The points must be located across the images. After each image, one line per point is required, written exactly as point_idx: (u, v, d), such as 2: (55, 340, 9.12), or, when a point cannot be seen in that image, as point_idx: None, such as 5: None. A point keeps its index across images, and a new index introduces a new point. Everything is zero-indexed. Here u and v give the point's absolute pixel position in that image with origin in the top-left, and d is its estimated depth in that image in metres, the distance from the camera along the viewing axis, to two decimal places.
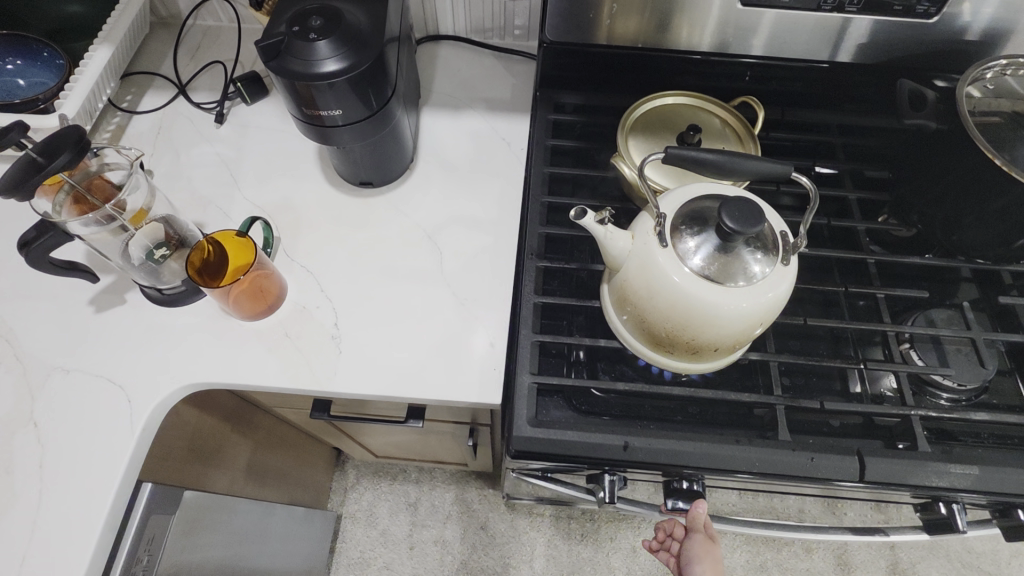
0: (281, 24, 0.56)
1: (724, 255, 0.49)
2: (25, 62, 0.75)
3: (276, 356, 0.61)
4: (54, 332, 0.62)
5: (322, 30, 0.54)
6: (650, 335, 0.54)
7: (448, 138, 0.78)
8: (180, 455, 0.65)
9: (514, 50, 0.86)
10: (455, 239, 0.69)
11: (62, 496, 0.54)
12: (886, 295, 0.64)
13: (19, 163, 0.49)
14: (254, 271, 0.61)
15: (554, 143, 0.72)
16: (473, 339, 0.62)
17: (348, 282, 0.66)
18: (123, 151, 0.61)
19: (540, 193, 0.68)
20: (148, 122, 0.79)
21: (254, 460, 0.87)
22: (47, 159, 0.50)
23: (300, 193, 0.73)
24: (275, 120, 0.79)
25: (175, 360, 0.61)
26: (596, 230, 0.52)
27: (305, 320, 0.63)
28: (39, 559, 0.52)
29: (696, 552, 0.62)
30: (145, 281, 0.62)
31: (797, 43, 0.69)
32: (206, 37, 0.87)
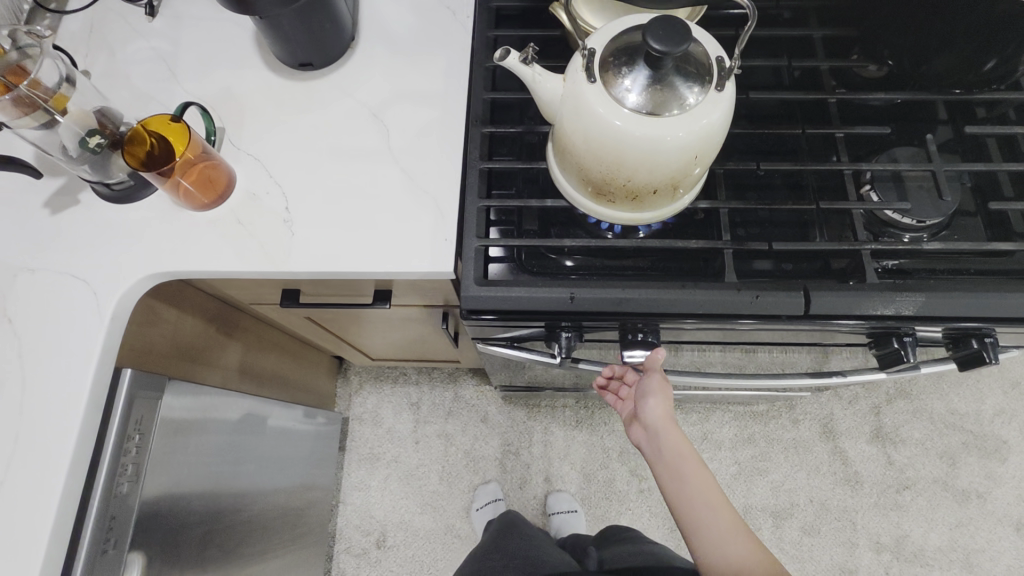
0: None
1: (658, 85, 0.46)
2: None
3: (232, 242, 0.62)
4: (16, 236, 0.63)
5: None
6: (591, 186, 0.53)
7: (389, 12, 0.74)
8: (159, 348, 0.68)
9: None
10: (402, 115, 0.67)
11: (46, 382, 0.58)
12: (846, 134, 0.61)
13: None
14: (197, 158, 0.61)
15: (497, 5, 0.67)
16: (424, 212, 0.62)
17: (296, 165, 0.65)
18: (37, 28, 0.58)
19: (483, 57, 0.65)
20: (79, 22, 0.75)
21: (246, 360, 0.91)
22: None
23: (241, 81, 0.70)
24: (207, 7, 0.75)
25: (133, 253, 0.62)
26: (524, 75, 0.50)
27: (256, 206, 0.64)
28: (32, 436, 0.56)
29: (651, 387, 0.64)
30: (92, 177, 0.62)
31: None
32: None
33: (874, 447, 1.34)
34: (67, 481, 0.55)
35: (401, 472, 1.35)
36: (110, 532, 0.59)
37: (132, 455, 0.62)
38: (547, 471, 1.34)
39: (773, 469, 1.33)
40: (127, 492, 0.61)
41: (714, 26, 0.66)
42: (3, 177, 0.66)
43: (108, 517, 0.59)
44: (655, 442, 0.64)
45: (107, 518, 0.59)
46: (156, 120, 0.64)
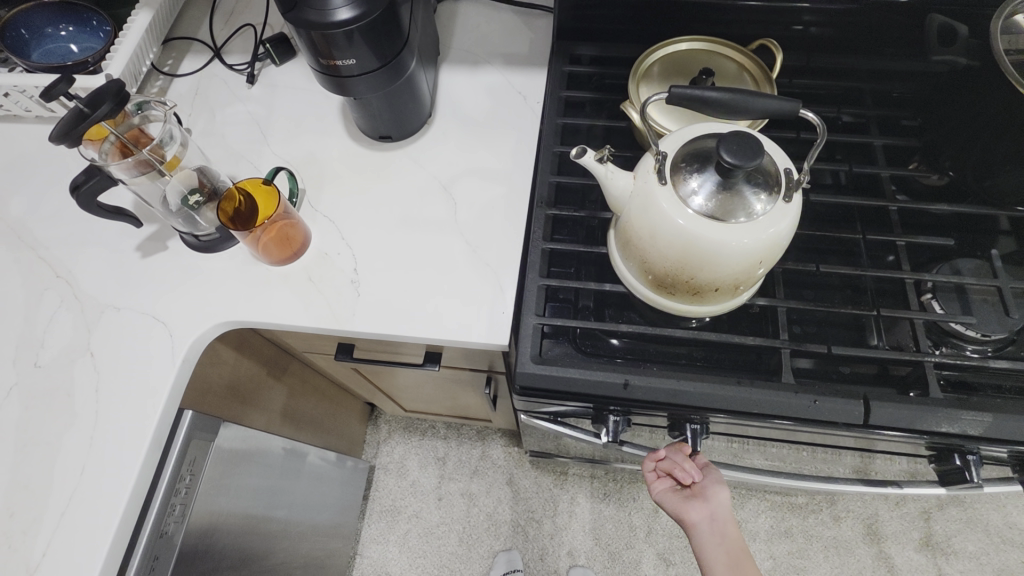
0: None
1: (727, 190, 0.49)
2: (76, 29, 0.78)
3: (300, 298, 0.66)
4: (109, 276, 0.68)
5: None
6: (652, 276, 0.55)
7: (466, 92, 0.79)
8: (217, 390, 0.71)
9: (534, 5, 0.85)
10: (470, 189, 0.71)
11: (116, 418, 0.61)
12: (907, 243, 0.62)
13: (70, 113, 0.55)
14: (280, 219, 0.65)
15: (568, 94, 0.71)
16: (484, 284, 0.65)
17: (368, 229, 0.70)
18: (159, 101, 0.65)
19: (552, 142, 0.68)
20: (187, 85, 0.83)
21: (289, 405, 0.93)
22: (92, 110, 0.55)
23: (324, 148, 0.76)
24: (301, 79, 0.82)
25: (211, 301, 0.66)
26: (597, 170, 0.53)
27: (327, 265, 0.67)
28: (98, 469, 0.59)
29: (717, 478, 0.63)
30: (183, 228, 0.67)
31: None
32: (238, 2, 0.90)
33: (924, 556, 1.25)
34: (122, 518, 0.57)
35: (421, 529, 1.33)
36: (152, 570, 0.60)
37: (181, 495, 0.63)
38: (571, 544, 1.30)
39: (811, 569, 1.25)
40: (171, 532, 0.62)
41: (776, 127, 0.68)
42: (104, 220, 0.72)
43: (152, 556, 0.60)
44: (718, 533, 0.60)
45: (151, 557, 0.60)
46: (251, 183, 0.69)
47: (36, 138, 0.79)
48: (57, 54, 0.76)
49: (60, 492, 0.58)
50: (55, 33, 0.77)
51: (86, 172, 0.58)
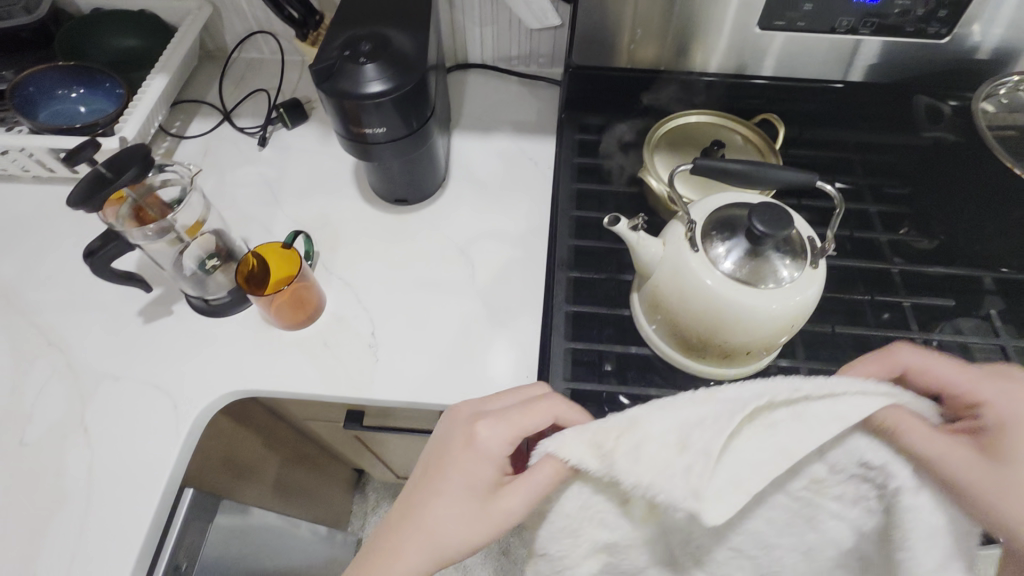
0: (333, 48, 0.60)
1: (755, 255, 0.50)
2: (87, 91, 0.77)
3: (315, 364, 0.64)
4: (108, 344, 0.65)
5: (369, 55, 0.58)
6: (680, 339, 0.56)
7: (478, 158, 0.81)
8: (214, 463, 0.68)
9: (539, 77, 0.89)
10: (487, 252, 0.72)
11: (111, 498, 0.56)
12: (912, 304, 0.64)
13: (88, 178, 0.54)
14: (298, 283, 0.64)
15: (580, 161, 0.74)
16: (505, 347, 0.64)
17: (385, 291, 0.69)
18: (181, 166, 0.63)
19: (568, 206, 0.70)
20: (195, 146, 0.83)
21: (282, 475, 0.88)
22: (115, 175, 0.54)
23: (338, 209, 0.76)
24: (312, 142, 0.83)
25: (219, 369, 0.63)
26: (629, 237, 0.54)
27: (343, 329, 0.66)
28: (89, 558, 0.53)
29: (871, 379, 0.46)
30: (193, 291, 0.65)
31: (809, 66, 0.74)
32: (249, 68, 0.92)
33: None
34: None
35: None
36: None
37: None
38: None
39: None
40: None
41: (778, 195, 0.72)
42: (104, 284, 0.69)
43: None
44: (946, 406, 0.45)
45: None
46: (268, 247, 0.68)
47: (32, 199, 0.76)
48: (65, 116, 0.75)
49: None
50: (65, 95, 0.77)
51: (104, 239, 0.55)
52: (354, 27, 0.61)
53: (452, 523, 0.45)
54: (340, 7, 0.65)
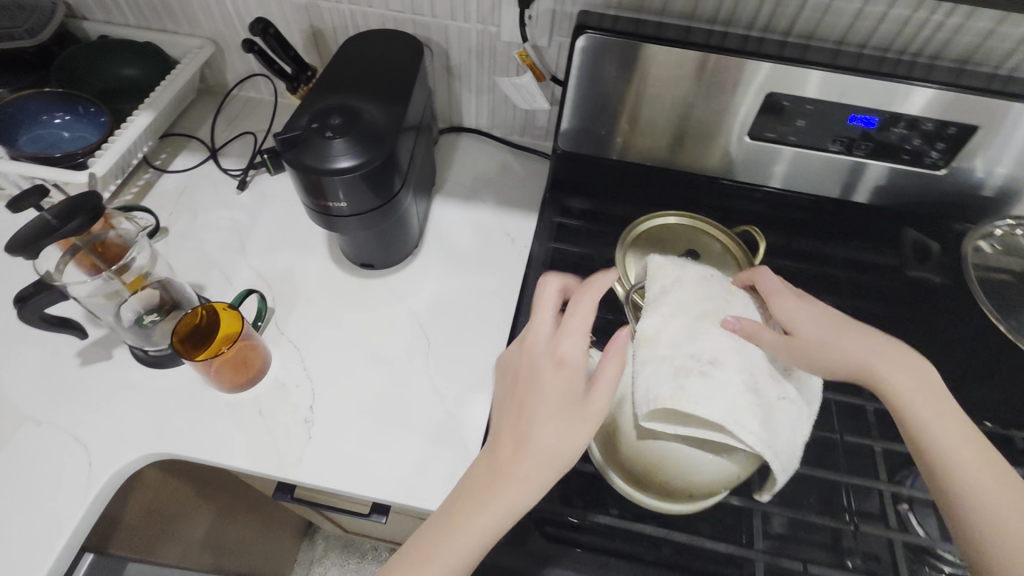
0: (305, 117, 0.59)
1: (708, 382, 0.45)
2: (72, 117, 0.77)
3: (245, 434, 0.61)
4: (39, 383, 0.63)
5: (340, 131, 0.57)
6: (620, 464, 0.52)
7: (454, 227, 0.79)
8: (131, 520, 0.65)
9: (531, 149, 0.88)
10: (445, 330, 0.69)
11: (2, 557, 0.53)
12: (884, 450, 0.59)
13: (32, 224, 0.52)
14: (239, 343, 0.62)
15: (555, 247, 0.72)
16: (445, 440, 0.61)
17: (332, 361, 0.66)
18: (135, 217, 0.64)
19: (535, 294, 0.67)
20: (175, 182, 0.82)
21: (214, 527, 0.84)
22: (59, 222, 0.53)
23: (303, 266, 0.74)
24: (292, 191, 0.82)
25: (145, 427, 0.61)
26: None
27: (282, 398, 0.63)
28: None
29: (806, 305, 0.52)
30: (133, 342, 0.64)
31: (807, 177, 0.71)
32: (245, 107, 0.92)
33: None
34: None
35: None
36: None
37: None
38: None
39: None
40: None
41: None
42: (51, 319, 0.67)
43: None
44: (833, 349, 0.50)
45: None
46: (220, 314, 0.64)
47: None
48: (48, 142, 0.76)
49: None
50: (50, 120, 0.77)
51: (36, 288, 0.54)
52: (332, 99, 0.61)
53: (499, 523, 0.44)
54: (324, 75, 0.64)
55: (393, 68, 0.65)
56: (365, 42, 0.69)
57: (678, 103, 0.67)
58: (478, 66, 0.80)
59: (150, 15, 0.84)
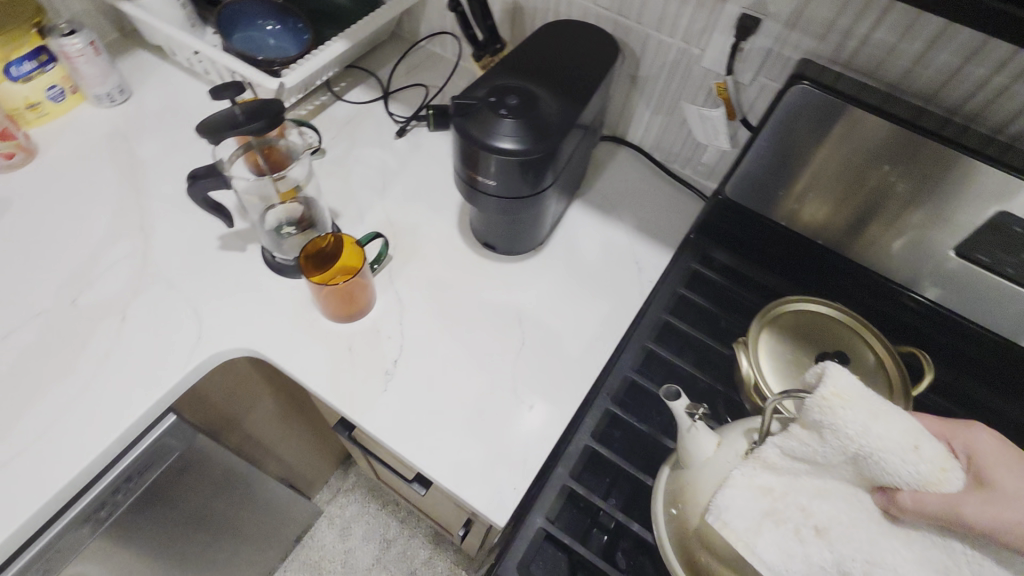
0: (482, 88, 0.58)
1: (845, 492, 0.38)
2: (282, 28, 0.83)
3: (331, 365, 0.63)
4: (182, 252, 0.69)
5: (514, 110, 0.55)
6: (689, 563, 0.45)
7: (583, 235, 0.77)
8: (212, 402, 0.69)
9: (687, 182, 0.83)
10: (543, 335, 0.67)
11: (105, 391, 0.59)
12: None
13: (224, 115, 0.57)
14: (354, 280, 0.62)
15: (684, 292, 0.67)
16: (509, 443, 0.59)
17: (428, 326, 0.67)
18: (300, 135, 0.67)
19: (646, 335, 0.63)
20: (345, 111, 0.87)
21: (273, 430, 0.90)
22: (245, 120, 0.57)
23: (431, 226, 0.75)
24: (443, 151, 0.84)
25: (253, 324, 0.65)
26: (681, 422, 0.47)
27: (373, 344, 0.65)
28: (58, 435, 0.56)
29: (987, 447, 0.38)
30: (266, 246, 0.68)
31: (1000, 318, 0.61)
32: (427, 61, 0.95)
33: None
34: (45, 503, 0.52)
35: None
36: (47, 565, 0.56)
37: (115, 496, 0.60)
38: None
39: None
40: (89, 529, 0.59)
41: None
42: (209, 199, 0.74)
43: (48, 551, 0.56)
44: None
45: (49, 551, 0.56)
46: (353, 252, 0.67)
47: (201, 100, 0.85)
48: (254, 44, 0.82)
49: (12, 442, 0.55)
50: (263, 26, 0.83)
51: (210, 168, 0.58)
52: (513, 77, 0.59)
53: None
54: (508, 53, 0.63)
55: (582, 63, 0.63)
56: (559, 32, 0.67)
57: (880, 188, 0.59)
58: (663, 83, 0.76)
59: None
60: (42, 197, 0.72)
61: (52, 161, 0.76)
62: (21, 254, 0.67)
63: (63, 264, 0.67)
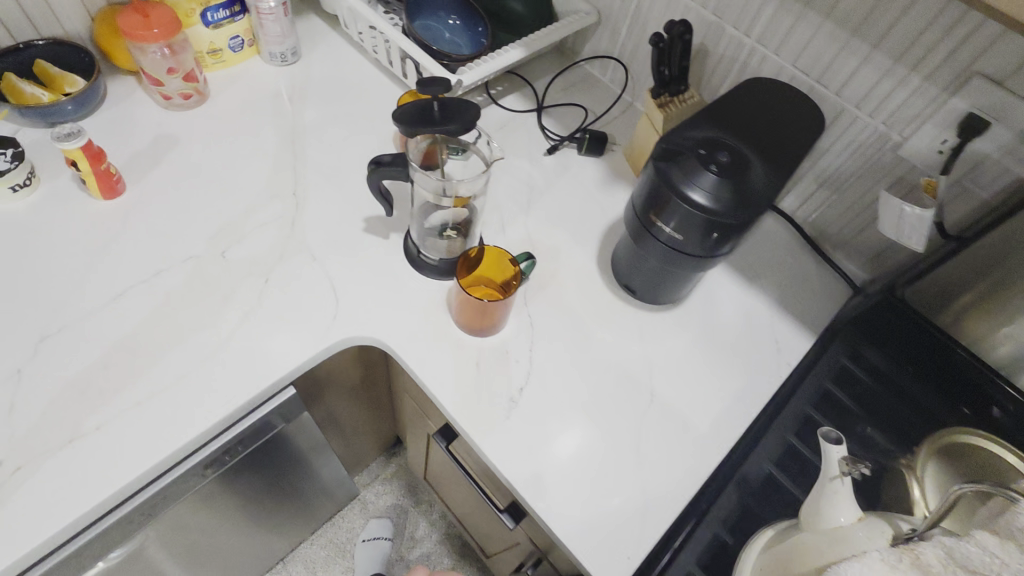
0: (691, 136, 0.55)
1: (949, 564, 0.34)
2: (461, 25, 0.83)
3: (458, 377, 0.61)
4: (328, 226, 0.70)
5: (725, 170, 0.52)
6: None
7: (722, 297, 0.73)
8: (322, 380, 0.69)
9: (837, 265, 0.78)
10: (671, 397, 0.64)
11: (238, 352, 0.59)
12: None
13: (419, 108, 0.56)
14: (493, 304, 0.59)
15: (832, 390, 0.63)
16: (627, 508, 0.56)
17: (557, 361, 0.64)
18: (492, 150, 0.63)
19: (786, 429, 0.60)
20: (498, 116, 0.86)
21: (352, 412, 0.90)
22: (439, 118, 0.56)
23: (569, 254, 0.74)
24: (589, 179, 0.82)
25: (385, 316, 0.64)
26: (828, 468, 0.42)
27: (501, 365, 0.63)
28: (190, 387, 0.56)
29: None
30: (416, 236, 0.67)
31: None
32: (583, 82, 0.94)
33: None
34: (170, 452, 0.52)
35: None
36: (148, 511, 0.56)
37: (221, 458, 0.60)
38: None
39: None
40: (191, 484, 0.59)
41: None
42: (360, 178, 0.74)
43: (154, 500, 0.56)
44: None
45: (154, 500, 0.56)
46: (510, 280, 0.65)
47: (364, 77, 0.86)
48: (431, 33, 0.81)
49: (146, 384, 0.55)
50: (444, 18, 0.82)
51: (397, 158, 0.58)
52: (723, 131, 0.56)
53: None
54: (715, 104, 0.61)
55: (790, 129, 0.59)
56: (768, 90, 0.63)
57: None
58: (841, 161, 0.73)
59: None
60: (206, 143, 0.73)
61: (220, 109, 0.77)
62: (180, 194, 0.68)
63: (216, 214, 0.68)
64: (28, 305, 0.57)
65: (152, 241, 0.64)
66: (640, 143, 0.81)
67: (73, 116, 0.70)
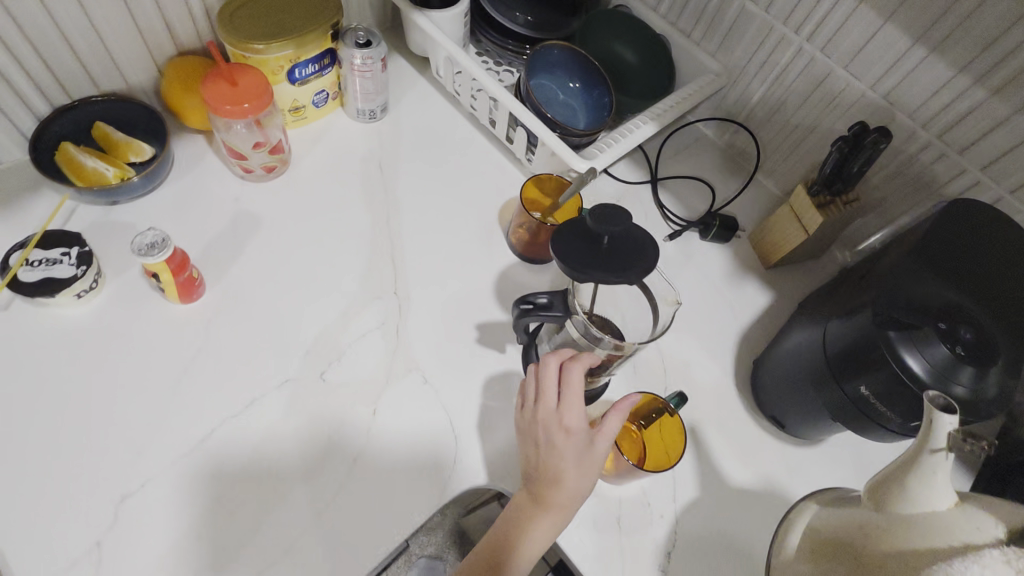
0: (924, 296, 0.47)
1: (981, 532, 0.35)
2: (580, 87, 0.72)
3: (599, 537, 0.56)
4: (439, 335, 0.61)
5: (972, 357, 0.44)
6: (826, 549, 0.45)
7: None
8: None
9: None
10: None
11: (352, 508, 0.51)
12: None
13: (584, 236, 0.47)
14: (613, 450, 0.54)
15: None
16: None
17: (703, 514, 0.58)
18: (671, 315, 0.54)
19: None
20: (610, 189, 0.77)
21: None
22: (605, 247, 0.46)
23: (701, 370, 0.67)
24: (713, 271, 0.74)
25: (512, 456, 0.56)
26: (935, 442, 0.36)
27: (642, 521, 0.57)
28: (303, 558, 0.49)
29: None
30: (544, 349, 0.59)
31: None
32: (697, 144, 0.84)
33: None
34: None
35: None
36: None
37: None
38: None
39: None
40: None
41: None
42: (470, 272, 0.65)
43: None
44: None
45: None
46: (655, 461, 0.55)
47: (462, 135, 0.75)
48: (545, 94, 0.71)
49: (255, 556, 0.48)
50: (564, 80, 0.72)
51: (564, 305, 0.52)
52: (953, 292, 0.47)
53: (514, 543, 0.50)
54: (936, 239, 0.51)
55: None
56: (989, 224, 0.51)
57: None
58: None
59: (686, 14, 0.75)
60: (292, 224, 0.63)
61: (305, 179, 0.67)
62: (270, 296, 0.59)
63: (313, 320, 0.59)
64: (109, 451, 0.49)
65: (243, 359, 0.55)
66: (774, 237, 0.71)
67: (138, 194, 0.60)
